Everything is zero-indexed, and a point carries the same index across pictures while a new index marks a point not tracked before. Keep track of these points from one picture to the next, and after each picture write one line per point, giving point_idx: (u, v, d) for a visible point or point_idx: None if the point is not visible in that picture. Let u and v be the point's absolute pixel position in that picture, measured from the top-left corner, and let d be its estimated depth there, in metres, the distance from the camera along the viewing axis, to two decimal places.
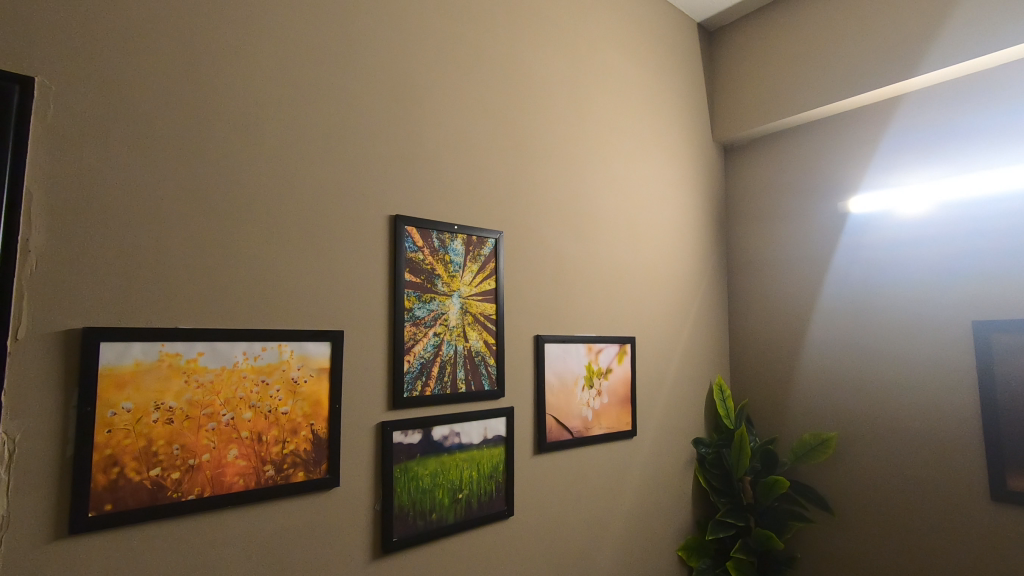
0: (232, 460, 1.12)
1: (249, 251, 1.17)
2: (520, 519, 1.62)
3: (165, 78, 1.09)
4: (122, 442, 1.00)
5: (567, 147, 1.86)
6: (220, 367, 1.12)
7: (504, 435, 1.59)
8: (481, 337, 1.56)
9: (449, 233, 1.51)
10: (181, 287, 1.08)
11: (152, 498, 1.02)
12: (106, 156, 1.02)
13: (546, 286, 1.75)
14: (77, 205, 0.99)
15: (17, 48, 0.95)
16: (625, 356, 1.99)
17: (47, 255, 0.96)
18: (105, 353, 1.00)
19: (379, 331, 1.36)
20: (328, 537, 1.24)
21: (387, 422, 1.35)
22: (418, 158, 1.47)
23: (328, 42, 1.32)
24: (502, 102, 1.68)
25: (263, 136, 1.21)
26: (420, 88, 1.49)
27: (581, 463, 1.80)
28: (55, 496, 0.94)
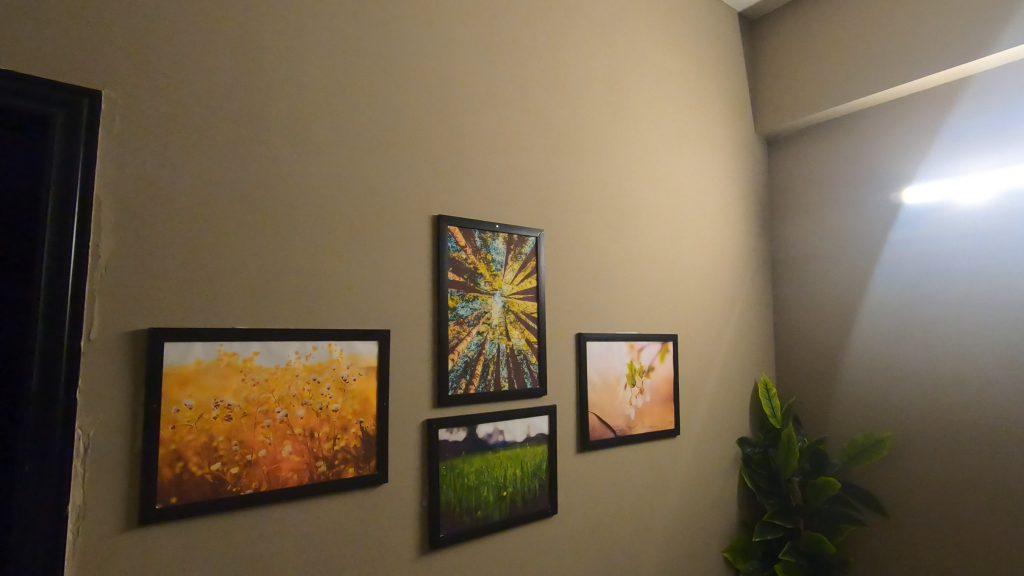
0: (287, 455, 1.15)
1: (299, 253, 1.20)
2: (564, 517, 1.61)
3: (221, 88, 1.13)
4: (186, 437, 1.05)
5: (608, 143, 1.85)
6: (275, 365, 1.15)
7: (547, 433, 1.59)
8: (523, 335, 1.56)
9: (491, 232, 1.52)
10: (238, 289, 1.12)
11: (214, 492, 1.07)
12: (166, 162, 1.07)
13: (587, 284, 1.74)
14: (140, 211, 1.03)
15: (86, 62, 1.00)
16: (668, 354, 1.96)
17: (115, 258, 1.01)
18: (169, 352, 1.04)
19: (424, 330, 1.38)
20: (378, 533, 1.26)
21: (433, 420, 1.37)
22: (460, 158, 1.48)
23: (373, 47, 1.35)
24: (542, 101, 1.68)
25: (310, 140, 1.24)
26: (461, 88, 1.50)
27: (625, 462, 1.79)
28: (126, 488, 0.99)
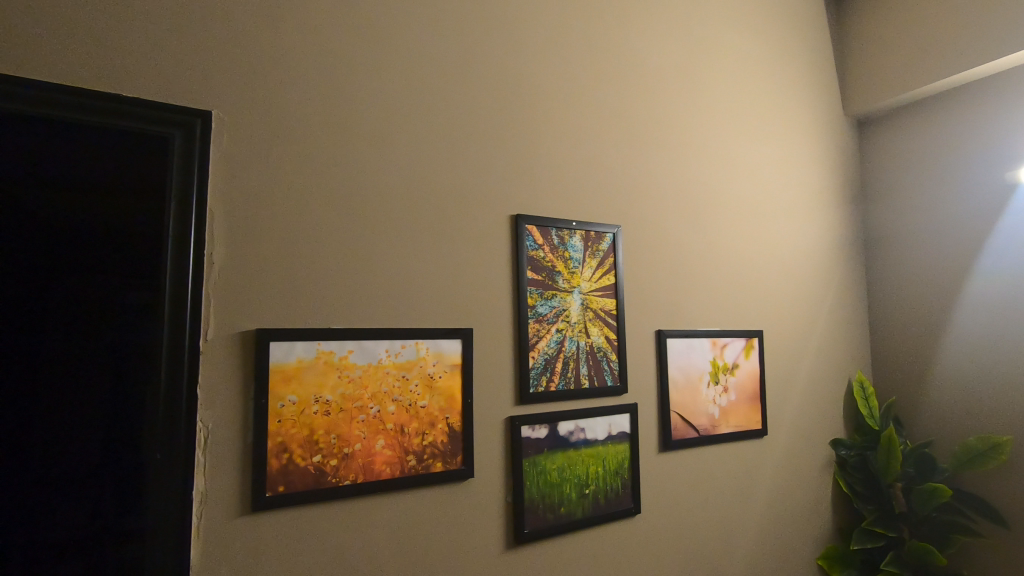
0: (380, 449, 1.20)
1: (386, 254, 1.25)
2: (647, 517, 1.59)
3: (314, 102, 1.20)
4: (290, 430, 1.12)
5: (685, 134, 1.79)
6: (367, 363, 1.21)
7: (629, 431, 1.57)
8: (602, 332, 1.55)
9: (568, 229, 1.52)
10: (333, 291, 1.19)
11: (316, 482, 1.13)
12: (267, 174, 1.14)
13: (667, 280, 1.70)
14: (246, 221, 1.11)
15: (197, 86, 1.09)
16: (753, 351, 1.88)
17: (225, 265, 1.09)
18: (274, 351, 1.12)
19: (505, 328, 1.40)
20: (466, 526, 1.29)
21: (516, 417, 1.39)
22: (537, 156, 1.49)
23: (452, 51, 1.38)
24: (617, 94, 1.66)
25: (394, 146, 1.28)
26: (535, 87, 1.51)
27: (709, 463, 1.73)
28: (239, 477, 1.08)
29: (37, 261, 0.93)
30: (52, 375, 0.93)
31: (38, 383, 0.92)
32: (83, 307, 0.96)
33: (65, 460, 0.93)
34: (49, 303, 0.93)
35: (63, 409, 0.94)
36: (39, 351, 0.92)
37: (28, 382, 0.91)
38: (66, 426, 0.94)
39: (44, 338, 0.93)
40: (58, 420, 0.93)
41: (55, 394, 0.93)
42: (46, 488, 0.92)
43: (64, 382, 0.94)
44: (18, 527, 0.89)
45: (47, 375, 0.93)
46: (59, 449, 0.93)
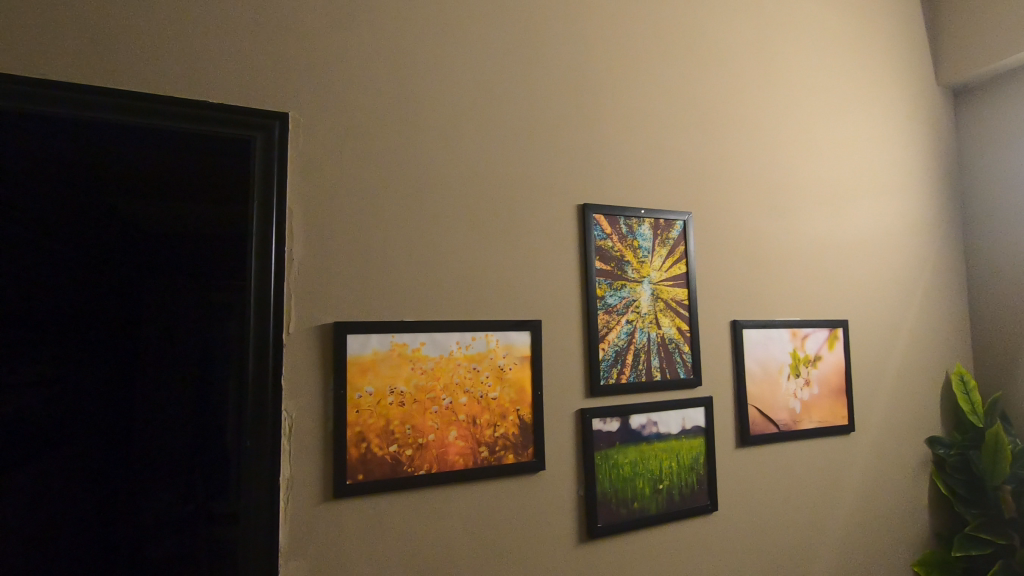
0: (453, 440, 1.22)
1: (455, 247, 1.26)
2: (724, 514, 1.53)
3: (383, 98, 1.22)
4: (368, 420, 1.15)
5: (759, 114, 1.70)
6: (439, 355, 1.22)
7: (704, 425, 1.51)
8: (674, 323, 1.50)
9: (636, 218, 1.48)
10: (406, 284, 1.21)
11: (393, 471, 1.16)
12: (340, 172, 1.17)
13: (741, 268, 1.62)
14: (322, 218, 1.15)
15: (274, 89, 1.13)
16: (837, 342, 1.76)
17: (304, 261, 1.13)
18: (352, 344, 1.15)
19: (574, 320, 1.38)
20: (539, 518, 1.29)
21: (587, 409, 1.37)
22: (605, 144, 1.46)
23: (515, 41, 1.37)
24: (685, 76, 1.59)
25: (460, 139, 1.29)
26: (599, 73, 1.47)
27: (790, 460, 1.65)
28: (321, 464, 1.12)
29: (137, 260, 1.00)
30: (152, 365, 1.00)
31: (139, 372, 0.99)
32: (177, 303, 1.02)
33: (168, 444, 1.00)
34: (148, 299, 1.00)
35: (163, 397, 1.01)
36: (140, 344, 1.00)
37: (131, 372, 0.99)
38: (166, 413, 1.01)
39: (143, 332, 1.00)
40: (160, 408, 1.00)
41: (155, 383, 1.00)
42: (151, 470, 0.99)
43: (164, 372, 1.01)
44: (126, 506, 0.97)
45: (149, 366, 1.00)
46: (159, 435, 1.00)
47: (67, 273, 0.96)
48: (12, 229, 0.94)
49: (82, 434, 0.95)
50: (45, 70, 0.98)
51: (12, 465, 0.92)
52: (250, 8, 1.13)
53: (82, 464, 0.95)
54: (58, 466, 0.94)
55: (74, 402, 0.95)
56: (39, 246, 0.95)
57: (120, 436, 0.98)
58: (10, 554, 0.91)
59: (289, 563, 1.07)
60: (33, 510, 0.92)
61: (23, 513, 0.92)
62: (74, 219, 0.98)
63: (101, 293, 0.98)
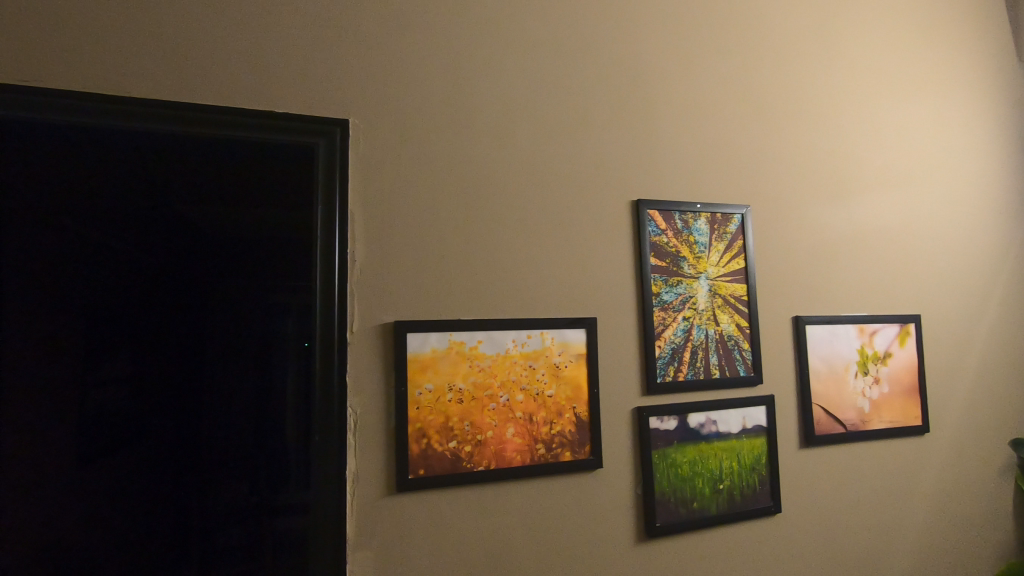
0: (510, 437, 1.23)
1: (509, 246, 1.27)
2: (787, 517, 1.48)
3: (438, 101, 1.24)
4: (428, 417, 1.18)
5: (819, 101, 1.63)
6: (496, 353, 1.24)
7: (765, 425, 1.47)
8: (732, 320, 1.46)
9: (692, 213, 1.45)
10: (462, 283, 1.23)
11: (453, 467, 1.18)
12: (397, 174, 1.20)
13: (802, 262, 1.56)
14: (381, 220, 1.18)
15: (335, 96, 1.17)
16: (909, 339, 1.67)
17: (366, 263, 1.17)
18: (411, 343, 1.18)
19: (629, 317, 1.37)
20: (596, 516, 1.29)
21: (643, 407, 1.35)
22: (659, 138, 1.43)
23: (566, 38, 1.37)
24: (741, 65, 1.55)
25: (512, 138, 1.29)
26: (652, 65, 1.44)
27: (858, 461, 1.58)
28: (384, 459, 1.15)
29: (212, 264, 1.07)
30: (228, 363, 1.07)
31: (217, 369, 1.06)
32: (247, 303, 1.09)
33: (243, 437, 1.07)
34: (222, 300, 1.07)
35: (238, 392, 1.07)
36: (218, 342, 1.07)
37: (209, 369, 1.06)
38: (241, 408, 1.07)
39: (219, 330, 1.07)
40: (234, 402, 1.07)
41: (228, 380, 1.07)
42: (228, 460, 1.06)
43: (239, 368, 1.07)
44: (206, 493, 1.04)
45: (225, 362, 1.07)
46: (233, 428, 1.06)
47: (147, 277, 1.04)
48: (97, 235, 1.02)
49: (165, 426, 1.03)
50: (129, 89, 1.06)
51: (101, 454, 1.00)
52: (311, 19, 1.17)
53: (165, 454, 1.02)
54: (142, 456, 1.01)
55: (156, 396, 1.03)
56: (121, 252, 1.03)
57: (197, 429, 1.04)
58: (102, 536, 0.99)
59: (355, 554, 1.11)
60: (120, 497, 1.00)
61: (115, 499, 1.00)
62: (157, 225, 1.05)
63: (178, 295, 1.05)
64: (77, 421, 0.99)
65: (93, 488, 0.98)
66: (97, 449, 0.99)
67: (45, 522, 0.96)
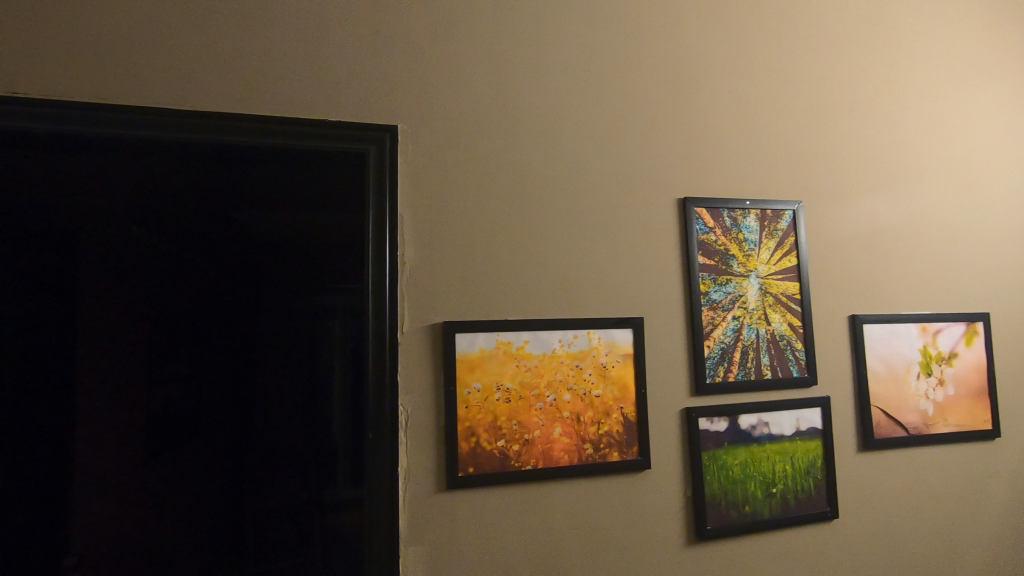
0: (558, 437, 1.23)
1: (554, 246, 1.28)
2: (845, 523, 1.43)
3: (483, 105, 1.26)
4: (477, 416, 1.20)
5: (873, 92, 1.57)
6: (543, 353, 1.24)
7: (821, 427, 1.42)
8: (785, 319, 1.42)
9: (741, 210, 1.42)
10: (509, 284, 1.24)
11: (501, 465, 1.20)
12: (445, 177, 1.23)
13: (858, 259, 1.51)
14: (430, 223, 1.21)
15: (384, 103, 1.21)
16: (977, 338, 1.59)
17: (415, 265, 1.19)
18: (460, 343, 1.20)
19: (677, 317, 1.35)
20: (646, 518, 1.28)
21: (692, 408, 1.33)
22: (705, 134, 1.41)
23: (610, 37, 1.36)
24: (791, 58, 1.50)
25: (557, 139, 1.30)
26: (698, 60, 1.42)
27: (921, 466, 1.51)
28: (436, 457, 1.18)
29: (269, 270, 1.13)
30: (286, 362, 1.12)
31: (276, 369, 1.12)
32: (301, 305, 1.14)
33: (301, 434, 1.12)
34: (279, 304, 1.13)
35: (295, 391, 1.12)
36: (276, 343, 1.12)
37: (268, 368, 1.11)
38: (299, 406, 1.12)
39: (277, 332, 1.12)
40: (292, 400, 1.12)
41: (285, 379, 1.12)
42: (286, 456, 1.11)
43: (295, 368, 1.13)
44: (266, 487, 1.10)
45: (283, 362, 1.12)
46: (289, 425, 1.11)
47: (207, 282, 1.10)
48: (162, 245, 1.09)
49: (229, 422, 1.09)
50: (194, 103, 1.12)
51: (165, 450, 1.07)
52: (361, 29, 1.21)
53: (229, 449, 1.09)
54: (208, 451, 1.08)
55: (216, 395, 1.09)
56: (183, 260, 1.09)
57: (258, 426, 1.10)
58: (172, 525, 1.06)
59: (408, 549, 1.14)
60: (183, 490, 1.06)
61: (183, 491, 1.07)
62: (220, 233, 1.11)
63: (239, 298, 1.11)
64: (144, 419, 1.06)
65: (158, 481, 1.06)
66: (162, 445, 1.07)
67: (123, 510, 1.05)
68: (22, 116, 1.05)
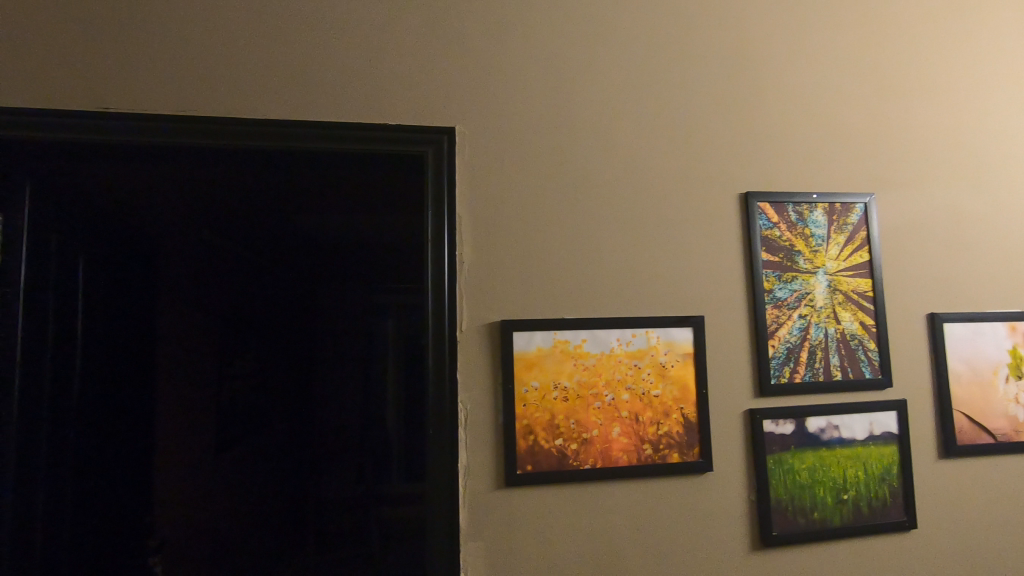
0: (616, 437, 1.22)
1: (611, 244, 1.27)
2: (924, 533, 1.35)
3: (540, 104, 1.26)
4: (535, 414, 1.20)
5: (952, 75, 1.48)
6: (600, 351, 1.24)
7: (897, 432, 1.35)
8: (856, 318, 1.36)
9: (808, 204, 1.36)
10: (566, 283, 1.24)
11: (559, 464, 1.20)
12: (501, 177, 1.24)
13: (937, 254, 1.42)
14: (487, 223, 1.22)
15: (442, 106, 1.23)
16: None
17: (473, 265, 1.21)
18: (518, 341, 1.21)
19: (740, 316, 1.31)
20: (707, 521, 1.25)
21: (756, 410, 1.29)
22: (769, 127, 1.36)
23: (668, 30, 1.33)
24: (861, 43, 1.43)
25: (613, 136, 1.29)
26: (760, 50, 1.37)
27: (1010, 475, 1.40)
28: (494, 454, 1.19)
29: (328, 272, 1.18)
30: (343, 361, 1.17)
31: (334, 367, 1.16)
32: (358, 306, 1.18)
33: (358, 430, 1.16)
34: (337, 305, 1.18)
35: (351, 388, 1.16)
36: (334, 342, 1.17)
37: (327, 366, 1.16)
38: (355, 402, 1.16)
39: (335, 332, 1.17)
40: (348, 398, 1.16)
41: (342, 376, 1.16)
42: (343, 450, 1.15)
43: (353, 366, 1.17)
44: (324, 481, 1.15)
45: (341, 360, 1.17)
46: (347, 421, 1.16)
47: (269, 285, 1.16)
48: (229, 249, 1.16)
49: (289, 418, 1.15)
50: (265, 112, 1.17)
51: (232, 443, 1.13)
52: (419, 34, 1.23)
53: (289, 443, 1.14)
54: (271, 444, 1.14)
55: (280, 393, 1.15)
56: (248, 264, 1.16)
57: (316, 422, 1.15)
58: (238, 514, 1.13)
59: (467, 544, 1.16)
60: (247, 481, 1.13)
61: (249, 481, 1.13)
62: (282, 238, 1.17)
63: (300, 300, 1.17)
64: (215, 415, 1.14)
65: (226, 472, 1.13)
66: (228, 439, 1.13)
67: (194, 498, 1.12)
68: (110, 131, 1.14)
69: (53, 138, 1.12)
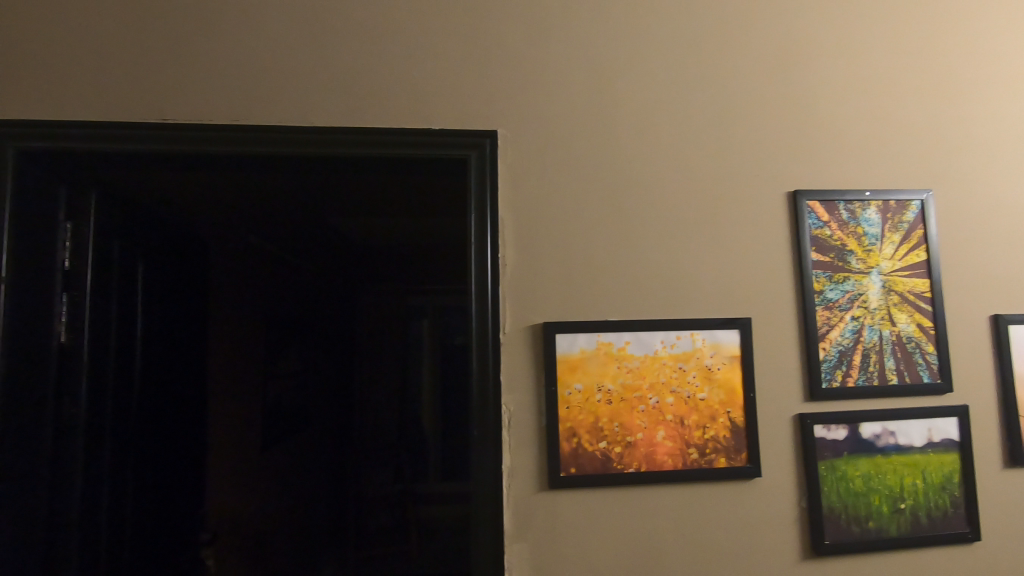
0: (661, 440, 1.21)
1: (654, 245, 1.25)
2: (989, 545, 1.28)
3: (582, 105, 1.26)
4: (578, 416, 1.20)
5: (1014, 65, 1.41)
6: (644, 354, 1.22)
7: (958, 439, 1.29)
8: (913, 320, 1.30)
9: (860, 201, 1.31)
10: (610, 284, 1.23)
11: (603, 467, 1.19)
12: (544, 179, 1.24)
13: (1000, 252, 1.35)
14: (529, 225, 1.22)
15: (485, 109, 1.24)
16: None
17: (515, 267, 1.21)
18: (561, 343, 1.20)
19: (788, 317, 1.28)
20: (757, 527, 1.22)
21: (807, 414, 1.25)
22: (817, 123, 1.32)
23: (711, 27, 1.31)
24: (915, 34, 1.38)
25: (655, 135, 1.27)
26: (807, 44, 1.34)
27: None
28: (538, 455, 1.19)
29: (364, 279, 1.25)
30: (379, 362, 1.25)
31: (368, 367, 1.25)
32: (393, 310, 1.25)
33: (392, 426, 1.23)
34: (373, 309, 1.25)
35: (387, 387, 1.24)
36: (370, 344, 1.25)
37: (363, 367, 1.25)
38: (389, 401, 1.24)
39: (370, 335, 1.25)
40: (383, 396, 1.24)
41: (378, 376, 1.24)
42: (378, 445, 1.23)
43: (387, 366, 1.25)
44: (360, 474, 1.23)
45: (376, 360, 1.25)
46: (383, 418, 1.24)
47: (310, 292, 1.25)
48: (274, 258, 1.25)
49: (327, 415, 1.24)
50: (312, 118, 1.20)
51: (277, 438, 1.24)
52: (461, 39, 1.24)
53: (327, 438, 1.24)
54: (311, 440, 1.23)
55: (319, 391, 1.24)
56: (290, 272, 1.25)
57: (352, 418, 1.24)
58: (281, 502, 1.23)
59: (512, 545, 1.16)
60: (290, 473, 1.23)
61: (291, 473, 1.23)
62: (322, 246, 1.25)
63: (338, 305, 1.25)
64: (260, 411, 1.25)
65: (271, 463, 1.24)
66: (273, 434, 1.24)
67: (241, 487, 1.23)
68: (161, 140, 1.16)
69: (107, 148, 1.15)
